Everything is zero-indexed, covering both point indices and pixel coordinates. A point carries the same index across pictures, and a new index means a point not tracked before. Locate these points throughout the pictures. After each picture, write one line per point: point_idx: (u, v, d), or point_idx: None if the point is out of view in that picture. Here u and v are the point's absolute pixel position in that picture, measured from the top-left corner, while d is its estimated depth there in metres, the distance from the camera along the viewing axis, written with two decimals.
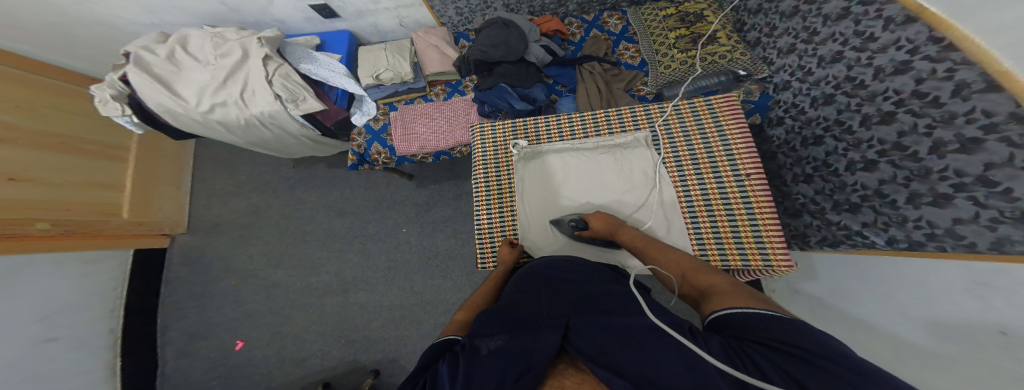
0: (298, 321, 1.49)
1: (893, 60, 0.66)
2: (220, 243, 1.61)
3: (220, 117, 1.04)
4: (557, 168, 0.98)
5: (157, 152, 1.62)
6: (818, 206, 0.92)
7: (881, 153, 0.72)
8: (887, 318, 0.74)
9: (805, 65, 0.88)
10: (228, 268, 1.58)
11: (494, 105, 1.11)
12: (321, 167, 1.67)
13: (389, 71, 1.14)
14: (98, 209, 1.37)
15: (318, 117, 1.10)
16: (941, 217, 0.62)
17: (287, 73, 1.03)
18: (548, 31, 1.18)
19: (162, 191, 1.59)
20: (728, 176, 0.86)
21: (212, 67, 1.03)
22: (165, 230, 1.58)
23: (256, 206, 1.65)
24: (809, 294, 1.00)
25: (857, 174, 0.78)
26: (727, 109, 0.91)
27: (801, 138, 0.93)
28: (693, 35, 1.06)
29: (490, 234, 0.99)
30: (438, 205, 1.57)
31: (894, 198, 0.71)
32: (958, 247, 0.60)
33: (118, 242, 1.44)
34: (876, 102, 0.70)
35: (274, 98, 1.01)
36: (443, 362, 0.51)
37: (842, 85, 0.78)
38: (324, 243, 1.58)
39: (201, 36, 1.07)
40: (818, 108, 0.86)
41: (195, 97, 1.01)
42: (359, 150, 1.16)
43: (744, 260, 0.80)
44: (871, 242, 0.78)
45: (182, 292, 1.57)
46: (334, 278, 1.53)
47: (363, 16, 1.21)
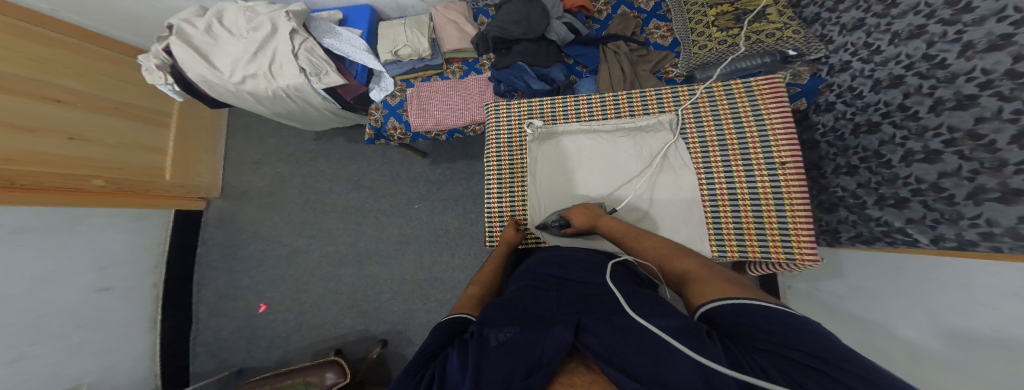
0: (315, 288, 1.56)
1: (989, 33, 0.55)
2: (247, 210, 1.68)
3: (251, 88, 1.06)
4: (568, 151, 0.96)
5: (196, 120, 1.68)
6: (856, 200, 0.81)
7: (947, 142, 0.62)
8: (922, 325, 0.73)
9: (872, 43, 0.77)
10: (255, 234, 1.65)
11: (511, 84, 1.08)
12: (339, 140, 1.70)
13: (408, 47, 1.11)
14: (146, 171, 1.45)
15: (339, 91, 1.11)
16: (1009, 216, 0.54)
17: (312, 48, 1.03)
18: (572, 7, 1.12)
19: (200, 157, 1.66)
20: (759, 166, 0.80)
21: (246, 42, 1.02)
22: (202, 194, 1.66)
23: (281, 176, 1.70)
24: (836, 296, 0.98)
25: (912, 166, 0.68)
26: (768, 90, 0.83)
27: (851, 125, 0.82)
28: (735, 12, 0.99)
29: (500, 215, 0.98)
30: (450, 183, 1.57)
31: (952, 192, 0.61)
32: (1017, 247, 0.53)
33: (165, 202, 1.51)
34: (955, 84, 0.61)
35: (299, 72, 1.02)
36: (453, 348, 0.51)
37: (915, 64, 0.68)
38: (340, 215, 1.62)
39: (236, 10, 1.05)
40: (880, 91, 0.75)
41: (229, 68, 1.02)
42: (376, 124, 1.17)
43: (765, 253, 0.76)
44: (913, 240, 0.69)
45: (215, 254, 1.66)
46: (349, 248, 1.58)
47: None
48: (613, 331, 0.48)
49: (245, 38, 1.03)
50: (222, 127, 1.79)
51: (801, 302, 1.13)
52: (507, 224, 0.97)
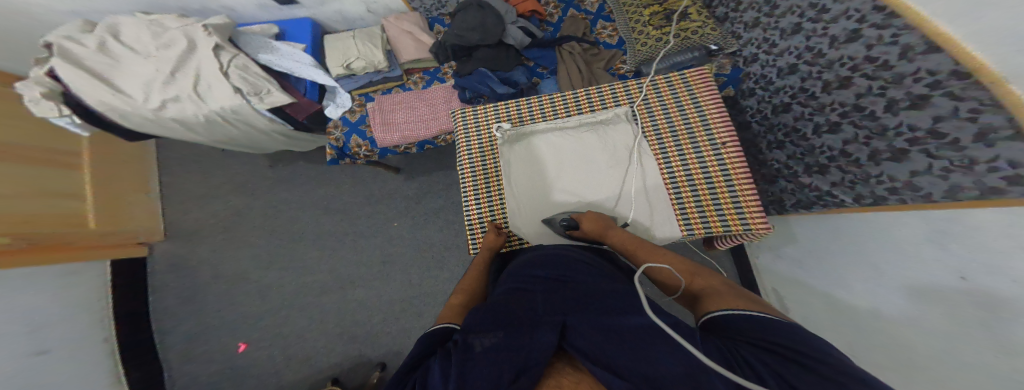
0: (298, 321, 1.45)
1: (844, 29, 0.69)
2: (203, 249, 1.55)
3: (175, 114, 0.91)
4: (542, 152, 0.94)
5: (118, 157, 1.49)
6: (791, 171, 0.93)
7: (843, 115, 0.74)
8: (867, 282, 0.77)
9: (767, 38, 0.90)
10: (217, 274, 1.53)
11: (476, 90, 1.07)
12: (300, 164, 1.62)
13: (361, 60, 1.08)
14: (64, 221, 1.27)
15: (288, 111, 1.00)
16: (900, 171, 0.65)
17: (245, 65, 0.91)
18: (525, 12, 1.11)
19: (133, 199, 1.48)
20: (705, 146, 0.84)
21: (155, 60, 0.88)
22: (141, 238, 1.51)
23: (237, 210, 1.57)
24: (792, 258, 1.04)
25: (823, 137, 0.81)
26: (702, 84, 0.90)
27: (771, 106, 0.94)
28: (666, 12, 1.07)
29: (479, 215, 0.94)
30: (428, 196, 1.54)
31: (858, 156, 0.73)
32: (916, 198, 0.63)
33: (84, 254, 1.34)
34: (833, 69, 0.73)
35: (233, 92, 0.90)
36: (435, 358, 0.50)
37: (802, 55, 0.80)
38: (313, 243, 1.53)
39: (135, 24, 0.91)
40: (783, 77, 0.87)
41: (141, 93, 0.86)
42: (337, 144, 1.11)
43: (725, 226, 0.78)
44: (839, 200, 0.80)
45: (171, 299, 1.51)
46: (329, 276, 1.50)
47: (327, 3, 1.12)
48: (602, 330, 0.48)
49: (155, 55, 0.89)
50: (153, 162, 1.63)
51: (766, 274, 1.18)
52: (488, 226, 0.93)
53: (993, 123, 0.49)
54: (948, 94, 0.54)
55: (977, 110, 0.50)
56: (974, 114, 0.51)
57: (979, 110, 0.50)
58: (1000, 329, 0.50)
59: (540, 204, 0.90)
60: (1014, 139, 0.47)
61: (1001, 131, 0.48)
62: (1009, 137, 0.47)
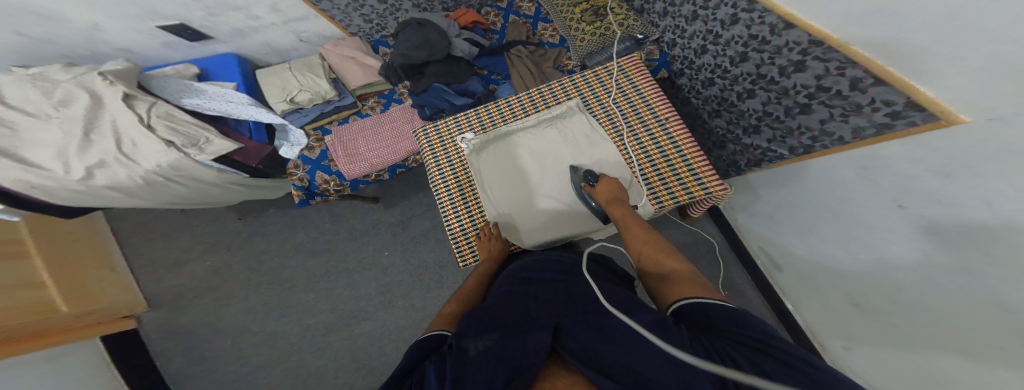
0: (312, 362, 1.33)
1: (727, 14, 0.79)
2: (193, 310, 1.43)
3: (107, 181, 0.82)
4: (517, 158, 0.89)
5: (69, 234, 1.34)
6: (733, 134, 0.94)
7: (753, 83, 0.80)
8: (844, 228, 0.76)
9: (677, 25, 0.96)
10: (217, 329, 1.40)
11: (435, 106, 1.05)
12: (271, 211, 1.56)
13: (306, 93, 1.04)
14: (31, 311, 1.10)
15: (235, 158, 0.93)
16: (812, 121, 0.70)
17: (169, 113, 0.87)
18: (467, 24, 1.13)
19: (98, 275, 1.34)
20: (653, 124, 0.87)
21: (59, 121, 0.80)
22: (124, 312, 1.36)
23: (216, 269, 1.48)
24: (762, 216, 1.04)
25: (747, 102, 0.84)
26: (635, 69, 0.94)
27: (700, 82, 0.97)
28: (592, 8, 1.10)
29: (461, 228, 0.88)
30: (413, 219, 1.50)
31: (778, 114, 0.77)
32: (833, 143, 0.68)
33: (71, 335, 1.19)
34: (732, 46, 0.81)
35: (165, 146, 0.83)
36: (428, 364, 0.44)
37: (706, 37, 0.88)
38: (305, 287, 1.45)
39: (20, 85, 0.81)
40: (701, 56, 0.92)
41: (58, 162, 0.78)
42: (303, 184, 1.07)
43: (689, 194, 0.79)
44: (779, 154, 0.83)
45: (180, 360, 1.35)
46: (331, 316, 1.39)
47: (248, 35, 1.12)
48: (587, 325, 0.45)
49: (56, 117, 0.81)
50: (110, 236, 1.50)
51: (752, 233, 1.14)
52: (476, 239, 0.86)
53: (857, 76, 0.56)
54: (816, 56, 0.62)
55: (841, 67, 0.58)
56: (839, 70, 0.59)
57: (842, 67, 0.58)
58: (996, 246, 0.47)
59: (520, 208, 0.84)
60: (876, 85, 0.54)
61: (865, 80, 0.55)
62: (872, 84, 0.54)
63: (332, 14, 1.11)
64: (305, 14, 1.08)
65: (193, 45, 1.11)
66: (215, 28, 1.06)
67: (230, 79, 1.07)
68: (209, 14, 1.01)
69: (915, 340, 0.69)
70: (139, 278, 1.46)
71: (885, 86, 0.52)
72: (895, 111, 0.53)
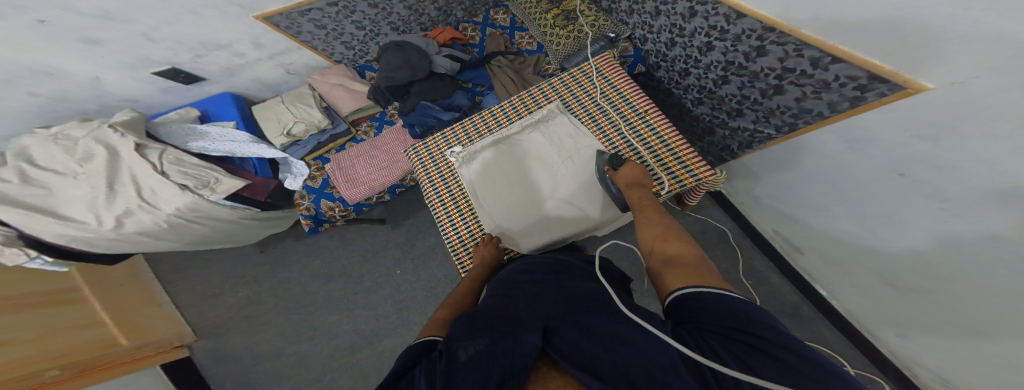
0: (343, 379, 1.39)
1: (684, 8, 0.79)
2: (234, 338, 1.55)
3: (136, 228, 0.93)
4: (505, 165, 0.90)
5: (116, 281, 1.50)
6: (720, 119, 0.90)
7: (724, 70, 0.78)
8: (851, 201, 0.71)
9: (644, 20, 0.96)
10: (257, 354, 1.51)
11: (424, 124, 1.09)
12: (289, 242, 1.67)
13: (301, 124, 1.11)
14: (96, 346, 1.25)
15: (246, 194, 1.06)
16: (789, 100, 0.68)
17: (178, 158, 0.95)
18: (446, 41, 1.17)
19: (147, 312, 1.49)
20: (635, 119, 0.86)
21: (85, 177, 0.88)
22: (176, 342, 1.49)
23: (250, 299, 1.61)
24: (766, 197, 0.99)
25: (724, 88, 0.81)
26: (610, 68, 0.93)
27: (676, 72, 0.94)
28: (563, 13, 1.10)
29: (460, 240, 0.90)
30: (420, 235, 1.55)
31: (755, 97, 0.74)
32: (815, 118, 0.65)
33: (140, 363, 1.32)
34: (695, 38, 0.80)
35: (180, 190, 0.92)
36: (420, 371, 0.44)
37: (671, 31, 0.87)
38: (328, 309, 1.53)
39: (43, 145, 0.89)
40: (671, 49, 0.91)
41: (92, 215, 0.87)
42: (310, 213, 1.15)
43: (679, 182, 0.78)
44: (768, 134, 0.79)
45: (230, 383, 1.47)
46: (355, 335, 1.46)
47: (236, 73, 1.20)
48: (584, 335, 0.43)
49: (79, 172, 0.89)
50: (151, 278, 1.65)
51: (761, 215, 1.08)
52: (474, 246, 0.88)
53: (815, 55, 0.56)
54: (773, 41, 0.62)
55: (798, 49, 0.58)
56: (797, 52, 0.59)
57: (798, 49, 0.58)
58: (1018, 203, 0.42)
59: (512, 211, 0.86)
60: (835, 63, 0.54)
61: (823, 60, 0.55)
62: (830, 63, 0.54)
63: (314, 45, 1.20)
64: (286, 48, 1.17)
65: (191, 87, 1.19)
66: (206, 70, 1.14)
67: (229, 118, 1.16)
68: (195, 56, 1.08)
69: (972, 315, 0.62)
70: (183, 312, 1.60)
71: (842, 63, 0.52)
72: (861, 85, 0.52)
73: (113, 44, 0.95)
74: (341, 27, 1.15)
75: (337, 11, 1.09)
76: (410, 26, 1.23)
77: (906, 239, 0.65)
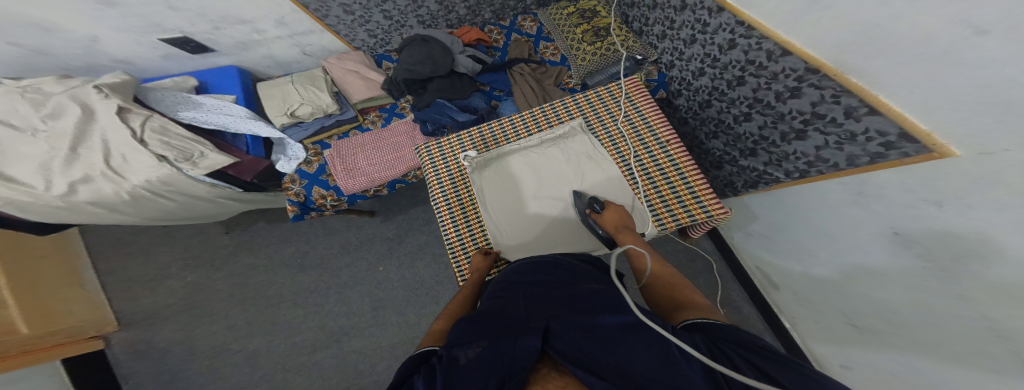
0: (296, 381, 1.26)
1: (723, 39, 0.83)
2: (168, 329, 1.35)
3: (90, 196, 0.82)
4: (512, 173, 0.88)
5: (35, 252, 1.26)
6: (730, 156, 0.97)
7: (749, 107, 0.83)
8: (842, 248, 0.76)
9: (676, 46, 1.01)
10: (194, 349, 1.32)
11: (437, 122, 1.05)
12: (261, 225, 1.51)
13: (307, 106, 1.05)
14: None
15: (231, 172, 0.94)
16: (808, 147, 0.73)
17: (164, 127, 0.85)
18: (471, 41, 1.16)
19: (63, 293, 1.25)
20: (655, 147, 0.86)
21: (46, 135, 0.80)
22: (91, 332, 1.27)
23: (198, 283, 1.42)
24: (758, 235, 1.06)
25: (743, 125, 0.87)
26: (636, 90, 0.95)
27: (696, 103, 1.01)
28: (594, 29, 1.14)
29: (461, 245, 0.82)
30: (410, 233, 1.46)
31: (773, 138, 0.80)
32: (829, 169, 0.70)
33: (28, 360, 1.11)
34: (729, 70, 0.84)
35: (157, 161, 0.83)
36: (417, 378, 0.39)
37: (704, 60, 0.91)
38: (292, 302, 1.39)
39: (3, 94, 0.81)
40: (698, 78, 0.96)
41: (42, 178, 0.78)
42: (298, 199, 1.04)
43: (691, 217, 0.77)
44: (776, 178, 0.85)
45: (151, 382, 1.27)
46: (318, 332, 1.33)
47: (250, 48, 1.18)
48: (587, 338, 0.39)
49: (42, 131, 0.80)
50: (81, 253, 1.42)
51: (747, 252, 1.15)
52: (473, 255, 0.81)
53: (853, 104, 0.58)
54: (812, 83, 0.64)
55: (836, 95, 0.61)
56: (835, 98, 0.61)
57: (837, 95, 0.60)
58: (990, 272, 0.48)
59: (514, 223, 0.82)
60: (871, 115, 0.55)
61: (860, 110, 0.57)
62: (866, 114, 0.56)
63: (338, 30, 1.17)
64: (309, 29, 1.15)
65: (194, 57, 1.18)
66: (217, 41, 1.13)
67: (231, 91, 1.10)
68: (213, 28, 1.07)
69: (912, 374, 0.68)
70: (111, 296, 1.38)
71: (878, 116, 0.54)
72: (889, 142, 0.54)
73: (130, 7, 0.96)
74: (369, 14, 1.13)
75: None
76: (437, 21, 1.21)
77: (878, 288, 0.70)
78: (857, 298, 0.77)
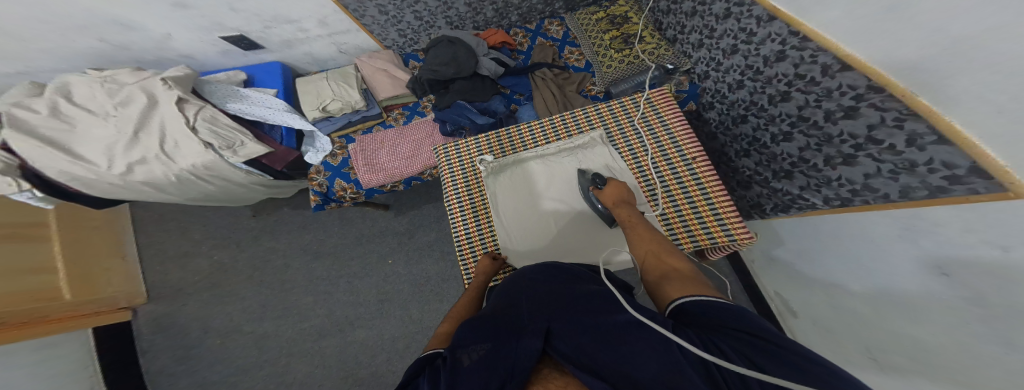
0: (299, 367, 1.31)
1: (772, 50, 0.81)
2: (187, 307, 1.42)
3: (144, 177, 0.90)
4: (533, 176, 0.92)
5: (91, 222, 1.36)
6: (761, 177, 0.99)
7: (792, 125, 0.82)
8: (858, 276, 0.79)
9: (714, 56, 1.02)
10: (208, 328, 1.39)
11: (456, 123, 1.09)
12: (283, 211, 1.57)
13: (338, 102, 1.11)
14: (36, 297, 1.13)
15: (264, 161, 1.03)
16: (855, 174, 0.70)
17: (213, 117, 0.92)
18: (496, 43, 1.22)
19: (106, 264, 1.33)
20: (678, 162, 0.88)
21: (115, 119, 0.88)
22: (123, 303, 1.36)
23: (222, 264, 1.49)
24: (782, 261, 1.10)
25: (782, 145, 0.87)
26: (663, 102, 0.97)
27: (729, 117, 1.03)
28: (623, 36, 1.18)
29: (469, 244, 0.87)
30: (421, 229, 1.51)
31: (815, 162, 0.79)
32: (877, 199, 0.67)
33: (69, 324, 1.23)
34: (773, 85, 0.84)
35: (204, 147, 0.90)
36: (423, 378, 0.43)
37: (744, 72, 0.92)
38: (304, 289, 1.45)
39: (87, 83, 0.91)
40: (734, 91, 0.97)
41: (106, 158, 0.86)
42: (321, 189, 1.10)
43: (712, 239, 0.77)
44: (812, 203, 0.85)
45: (166, 357, 1.34)
46: (326, 320, 1.39)
47: (294, 45, 1.25)
48: (589, 336, 0.43)
49: (113, 115, 0.89)
50: (128, 226, 1.51)
51: (771, 275, 1.17)
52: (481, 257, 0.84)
53: (918, 130, 0.54)
54: (873, 102, 0.60)
55: (901, 118, 0.56)
56: (898, 122, 0.57)
57: (901, 118, 0.56)
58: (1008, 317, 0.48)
59: (529, 229, 0.85)
60: (939, 144, 0.51)
61: (926, 137, 0.53)
62: (933, 142, 0.52)
63: (371, 29, 1.23)
64: (346, 29, 1.21)
65: (248, 54, 1.26)
66: (266, 38, 1.20)
67: (273, 85, 1.18)
68: (264, 27, 1.15)
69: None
70: (146, 269, 1.47)
71: (948, 146, 0.50)
72: (955, 176, 0.50)
73: (200, 9, 1.04)
74: (401, 14, 1.18)
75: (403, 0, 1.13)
76: (464, 21, 1.27)
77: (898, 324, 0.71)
78: (880, 333, 0.76)
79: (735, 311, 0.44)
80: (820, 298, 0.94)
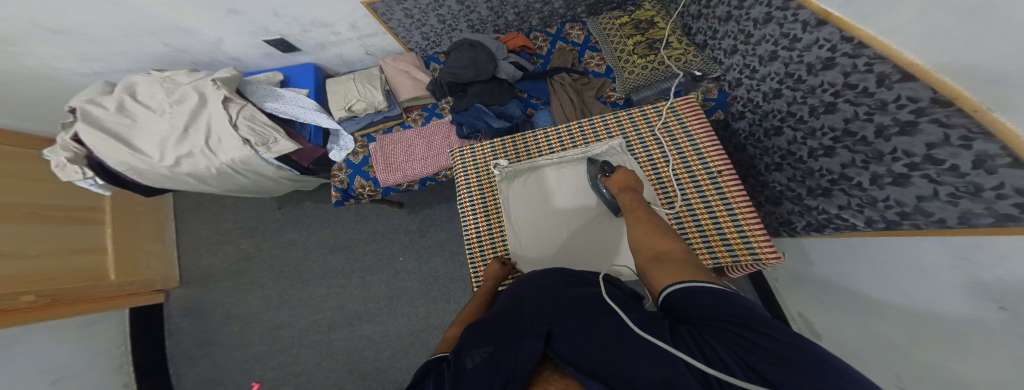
0: (308, 357, 1.38)
1: (819, 58, 0.78)
2: (212, 294, 1.50)
3: (189, 169, 0.98)
4: (547, 182, 0.95)
5: (136, 209, 1.49)
6: (794, 193, 0.97)
7: (836, 139, 0.80)
8: (886, 295, 0.78)
9: (748, 64, 1.02)
10: (229, 315, 1.47)
11: (472, 126, 1.14)
12: (306, 204, 1.65)
13: (362, 102, 1.17)
14: (82, 276, 1.24)
15: (293, 157, 1.07)
16: (907, 196, 0.66)
17: (252, 114, 0.99)
18: (516, 47, 1.26)
19: (145, 248, 1.45)
20: (701, 174, 0.89)
21: (170, 116, 0.96)
22: (159, 286, 1.46)
23: (248, 253, 1.57)
24: (811, 281, 1.07)
25: (821, 160, 0.85)
26: (688, 111, 0.99)
27: (762, 129, 1.03)
28: (649, 41, 1.19)
29: (479, 249, 0.91)
30: (433, 228, 1.56)
31: (859, 180, 0.76)
32: (931, 223, 0.63)
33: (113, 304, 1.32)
34: (817, 94, 0.81)
35: (242, 143, 0.97)
36: (428, 381, 0.47)
37: (784, 80, 0.91)
38: (319, 282, 1.51)
39: (150, 82, 1.01)
40: (771, 101, 0.96)
41: (159, 151, 0.94)
42: (342, 186, 1.16)
43: (733, 257, 0.79)
44: (851, 224, 0.81)
45: (188, 341, 1.43)
46: (337, 312, 1.45)
47: (327, 48, 1.32)
48: (585, 335, 0.45)
49: (168, 112, 0.97)
50: (170, 214, 1.62)
51: (797, 295, 1.16)
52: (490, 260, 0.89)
53: (988, 151, 0.51)
54: (936, 118, 0.57)
55: (969, 137, 0.53)
56: (966, 141, 0.53)
57: (971, 137, 0.52)
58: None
59: (541, 235, 0.88)
60: (1014, 167, 0.48)
61: (998, 159, 0.49)
62: (1006, 164, 0.49)
63: (397, 32, 1.29)
64: (375, 31, 1.28)
65: (285, 55, 1.34)
66: (302, 41, 1.27)
67: (306, 86, 1.25)
68: (303, 31, 1.22)
69: None
70: (182, 254, 1.57)
71: None
72: None
73: (250, 16, 1.13)
74: (426, 18, 1.24)
75: (428, 5, 1.18)
76: (485, 25, 1.32)
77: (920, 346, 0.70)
78: (895, 351, 0.75)
79: (735, 304, 0.44)
80: (843, 318, 0.93)
